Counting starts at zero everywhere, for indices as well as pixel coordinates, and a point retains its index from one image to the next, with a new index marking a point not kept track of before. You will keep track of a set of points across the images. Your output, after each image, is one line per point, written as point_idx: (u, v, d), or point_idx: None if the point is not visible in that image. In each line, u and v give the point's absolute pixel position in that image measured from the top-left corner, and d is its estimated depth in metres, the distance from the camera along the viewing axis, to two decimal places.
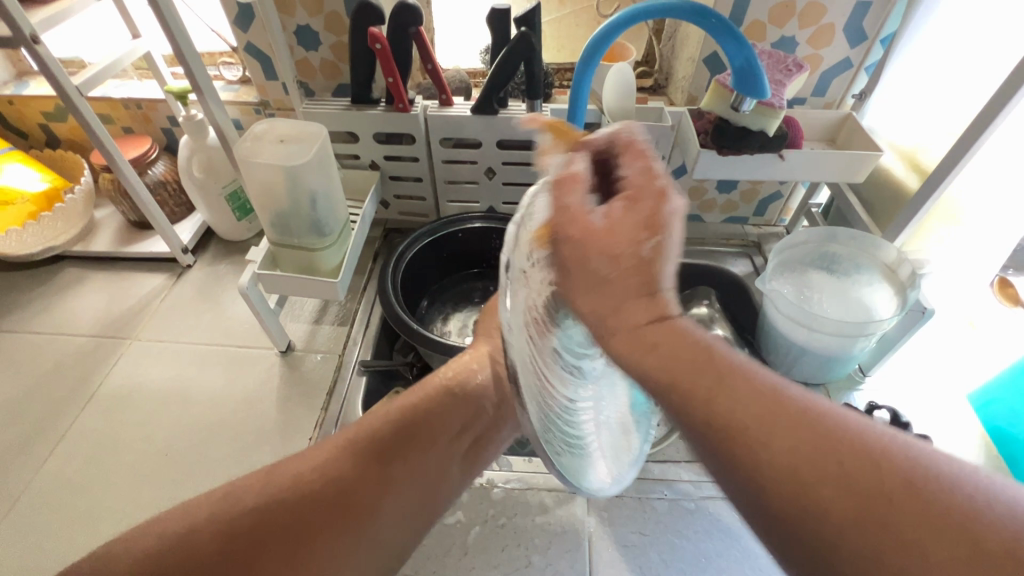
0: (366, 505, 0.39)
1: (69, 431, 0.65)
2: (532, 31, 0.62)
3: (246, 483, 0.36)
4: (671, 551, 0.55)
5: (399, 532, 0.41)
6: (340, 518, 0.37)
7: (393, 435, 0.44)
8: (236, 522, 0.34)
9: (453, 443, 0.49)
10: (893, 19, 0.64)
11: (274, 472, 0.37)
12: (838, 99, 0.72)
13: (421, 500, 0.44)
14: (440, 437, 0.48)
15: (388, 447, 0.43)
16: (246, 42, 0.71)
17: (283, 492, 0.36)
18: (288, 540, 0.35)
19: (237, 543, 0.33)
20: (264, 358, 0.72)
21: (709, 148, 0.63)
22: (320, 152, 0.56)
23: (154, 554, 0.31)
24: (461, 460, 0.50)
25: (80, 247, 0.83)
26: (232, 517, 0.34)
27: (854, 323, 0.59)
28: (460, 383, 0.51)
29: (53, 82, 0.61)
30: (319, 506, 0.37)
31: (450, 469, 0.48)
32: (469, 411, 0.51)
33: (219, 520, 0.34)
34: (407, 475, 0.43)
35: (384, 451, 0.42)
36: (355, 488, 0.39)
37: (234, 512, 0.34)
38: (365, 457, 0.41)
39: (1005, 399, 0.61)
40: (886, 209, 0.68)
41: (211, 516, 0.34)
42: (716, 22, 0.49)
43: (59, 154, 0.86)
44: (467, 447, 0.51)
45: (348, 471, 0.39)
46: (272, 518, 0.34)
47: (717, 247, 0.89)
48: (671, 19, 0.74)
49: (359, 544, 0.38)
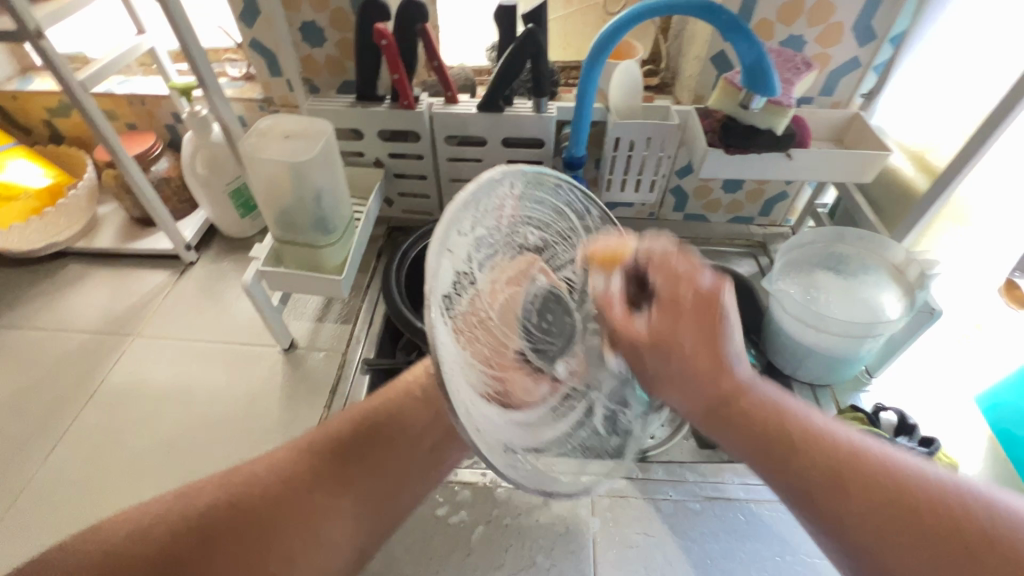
0: (310, 510, 0.38)
1: (71, 427, 0.65)
2: (539, 28, 0.61)
3: (202, 483, 0.38)
4: (677, 552, 0.54)
5: (348, 534, 0.39)
6: (279, 517, 0.37)
7: (342, 448, 0.42)
8: (186, 524, 0.35)
9: (416, 443, 0.44)
10: (903, 18, 0.63)
11: (228, 477, 0.39)
12: (846, 99, 0.71)
13: (380, 500, 0.41)
14: (397, 442, 0.43)
15: (344, 454, 0.41)
16: (251, 38, 0.70)
17: (232, 495, 0.37)
18: (244, 540, 0.36)
19: (177, 543, 0.34)
20: (267, 355, 0.72)
21: (716, 147, 0.63)
22: (326, 148, 0.55)
23: (127, 542, 0.34)
24: (421, 459, 0.44)
25: (83, 243, 0.83)
26: (183, 515, 0.36)
27: (863, 325, 0.59)
28: (415, 394, 0.45)
29: (58, 77, 0.61)
30: (255, 510, 0.37)
31: (409, 472, 0.43)
32: (419, 420, 0.44)
33: (172, 520, 0.35)
34: (367, 479, 0.41)
35: (338, 457, 0.41)
36: (296, 494, 0.39)
37: (192, 511, 0.36)
38: (315, 463, 0.40)
39: (1014, 402, 0.60)
40: (894, 209, 0.68)
41: (162, 516, 0.36)
42: (727, 18, 0.49)
43: (63, 150, 0.85)
44: (428, 448, 0.44)
45: (295, 477, 0.39)
46: (207, 520, 0.35)
47: (722, 246, 0.88)
48: (678, 17, 0.74)
49: (300, 550, 0.37)
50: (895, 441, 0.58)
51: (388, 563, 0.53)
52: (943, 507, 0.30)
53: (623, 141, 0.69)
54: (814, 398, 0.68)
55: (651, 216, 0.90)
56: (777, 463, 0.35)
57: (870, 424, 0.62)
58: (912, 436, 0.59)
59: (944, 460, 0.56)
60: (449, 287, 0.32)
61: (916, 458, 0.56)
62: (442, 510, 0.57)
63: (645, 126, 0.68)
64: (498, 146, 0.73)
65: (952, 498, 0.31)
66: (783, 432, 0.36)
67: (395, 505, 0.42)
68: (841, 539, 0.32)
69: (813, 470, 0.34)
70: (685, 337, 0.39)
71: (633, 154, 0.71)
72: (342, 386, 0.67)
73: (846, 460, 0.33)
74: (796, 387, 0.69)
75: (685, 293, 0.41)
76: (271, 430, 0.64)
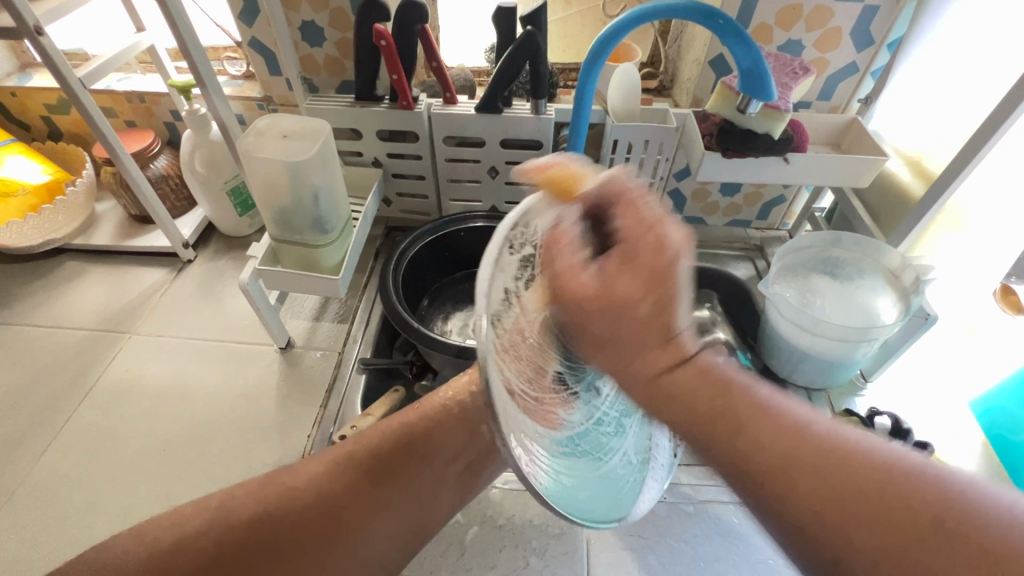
0: (358, 521, 0.41)
1: (67, 424, 0.65)
2: (538, 30, 0.61)
3: (243, 485, 0.40)
4: (672, 554, 0.55)
5: (398, 533, 0.43)
6: (334, 528, 0.40)
7: (391, 454, 0.45)
8: (239, 535, 0.37)
9: (450, 460, 0.49)
10: (901, 23, 0.63)
11: (278, 475, 0.41)
12: (843, 104, 0.72)
13: (419, 520, 0.45)
14: (433, 458, 0.48)
15: (391, 457, 0.45)
16: (251, 37, 0.70)
17: (292, 495, 0.40)
18: (306, 539, 0.38)
19: (233, 544, 0.36)
20: (264, 354, 0.72)
21: (713, 151, 0.63)
22: (324, 148, 0.55)
23: (179, 544, 0.36)
24: (455, 481, 0.49)
25: (81, 241, 0.83)
26: (238, 513, 0.38)
27: (857, 330, 0.59)
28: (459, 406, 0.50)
29: (57, 74, 0.61)
30: (318, 514, 0.39)
31: (445, 485, 0.48)
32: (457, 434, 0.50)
33: (219, 519, 0.37)
34: (408, 486, 0.45)
35: (387, 461, 0.44)
36: (348, 505, 0.41)
37: (235, 519, 0.37)
38: (359, 470, 0.43)
39: (1008, 407, 0.60)
40: (890, 215, 0.68)
41: (209, 512, 0.37)
42: (724, 22, 0.49)
43: (61, 146, 0.85)
44: (465, 466, 0.50)
45: (344, 482, 0.42)
46: (271, 525, 0.38)
47: (720, 249, 0.88)
48: (677, 20, 0.74)
49: (353, 551, 0.40)
50: None
51: None
52: (887, 484, 0.25)
53: (620, 144, 0.70)
54: (809, 402, 0.68)
55: None
56: (699, 428, 0.30)
57: (864, 428, 0.62)
58: (906, 440, 0.60)
59: None
60: (498, 304, 0.31)
61: None
62: None
63: (642, 129, 0.68)
64: (496, 147, 0.73)
65: (914, 483, 0.25)
66: (719, 406, 0.29)
67: (433, 512, 0.47)
68: (781, 520, 0.26)
69: (746, 444, 0.28)
70: (636, 297, 0.30)
71: (631, 157, 0.72)
72: (339, 385, 0.67)
73: (881, 495, 0.24)
74: (791, 391, 0.69)
75: (656, 233, 0.31)
76: (268, 429, 0.64)
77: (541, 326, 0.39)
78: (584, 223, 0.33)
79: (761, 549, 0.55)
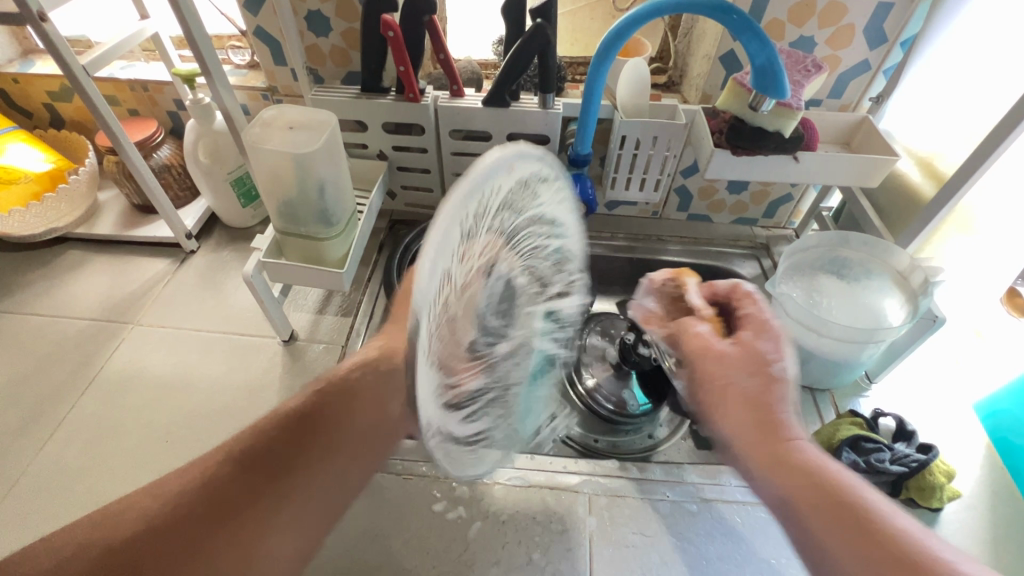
0: (234, 523, 0.36)
1: (69, 414, 0.65)
2: (548, 23, 0.60)
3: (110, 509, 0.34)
4: (674, 553, 0.55)
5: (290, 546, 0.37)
6: (203, 535, 0.35)
7: (281, 446, 0.40)
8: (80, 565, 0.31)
9: (366, 431, 0.43)
10: (914, 22, 0.63)
11: (140, 495, 0.35)
12: (853, 102, 0.71)
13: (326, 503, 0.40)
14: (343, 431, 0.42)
15: (276, 449, 0.39)
16: (256, 26, 0.69)
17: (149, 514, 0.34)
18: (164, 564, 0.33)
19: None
20: (267, 346, 0.71)
21: (723, 148, 0.62)
22: (330, 140, 0.54)
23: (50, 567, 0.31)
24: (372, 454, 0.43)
25: (83, 230, 0.82)
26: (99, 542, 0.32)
27: (864, 332, 0.59)
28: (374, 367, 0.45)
29: (60, 61, 0.60)
30: (182, 521, 0.35)
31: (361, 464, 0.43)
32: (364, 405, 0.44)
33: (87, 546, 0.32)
34: (301, 474, 0.39)
35: (270, 457, 0.39)
36: (220, 504, 0.36)
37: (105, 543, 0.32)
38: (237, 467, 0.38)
39: (1011, 411, 0.61)
40: (899, 215, 0.67)
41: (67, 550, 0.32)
42: (738, 18, 0.48)
43: (63, 134, 0.85)
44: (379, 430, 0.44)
45: (216, 483, 0.37)
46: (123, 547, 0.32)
47: (725, 248, 0.88)
48: (688, 14, 0.73)
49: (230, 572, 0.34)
50: (893, 447, 0.58)
51: (384, 557, 0.54)
52: (903, 552, 0.34)
53: (628, 140, 0.69)
54: (813, 402, 0.68)
55: (654, 215, 0.91)
56: (805, 504, 0.38)
57: (868, 429, 0.62)
58: (911, 442, 0.60)
59: (942, 466, 0.57)
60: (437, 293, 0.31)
61: (913, 464, 0.56)
62: (440, 506, 0.57)
63: (651, 125, 0.67)
64: (503, 141, 0.73)
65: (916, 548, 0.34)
66: (823, 495, 0.38)
67: (346, 497, 0.41)
68: (815, 553, 0.36)
69: (829, 534, 0.36)
70: (764, 353, 0.47)
71: (639, 153, 0.71)
72: None
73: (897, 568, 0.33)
74: (795, 390, 0.69)
75: (759, 345, 0.48)
76: None
77: (473, 297, 0.43)
78: (708, 310, 0.55)
79: (763, 549, 0.55)
